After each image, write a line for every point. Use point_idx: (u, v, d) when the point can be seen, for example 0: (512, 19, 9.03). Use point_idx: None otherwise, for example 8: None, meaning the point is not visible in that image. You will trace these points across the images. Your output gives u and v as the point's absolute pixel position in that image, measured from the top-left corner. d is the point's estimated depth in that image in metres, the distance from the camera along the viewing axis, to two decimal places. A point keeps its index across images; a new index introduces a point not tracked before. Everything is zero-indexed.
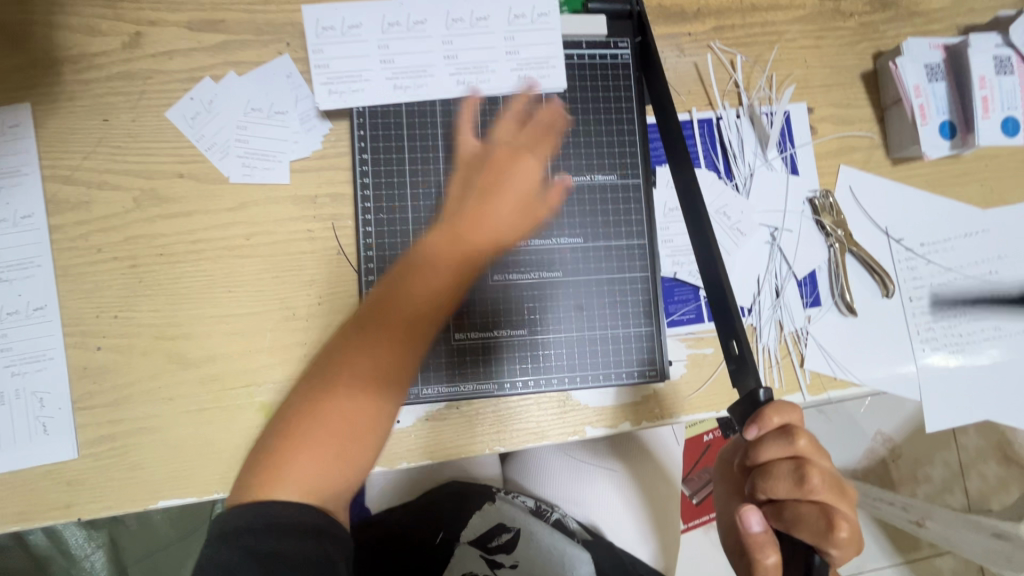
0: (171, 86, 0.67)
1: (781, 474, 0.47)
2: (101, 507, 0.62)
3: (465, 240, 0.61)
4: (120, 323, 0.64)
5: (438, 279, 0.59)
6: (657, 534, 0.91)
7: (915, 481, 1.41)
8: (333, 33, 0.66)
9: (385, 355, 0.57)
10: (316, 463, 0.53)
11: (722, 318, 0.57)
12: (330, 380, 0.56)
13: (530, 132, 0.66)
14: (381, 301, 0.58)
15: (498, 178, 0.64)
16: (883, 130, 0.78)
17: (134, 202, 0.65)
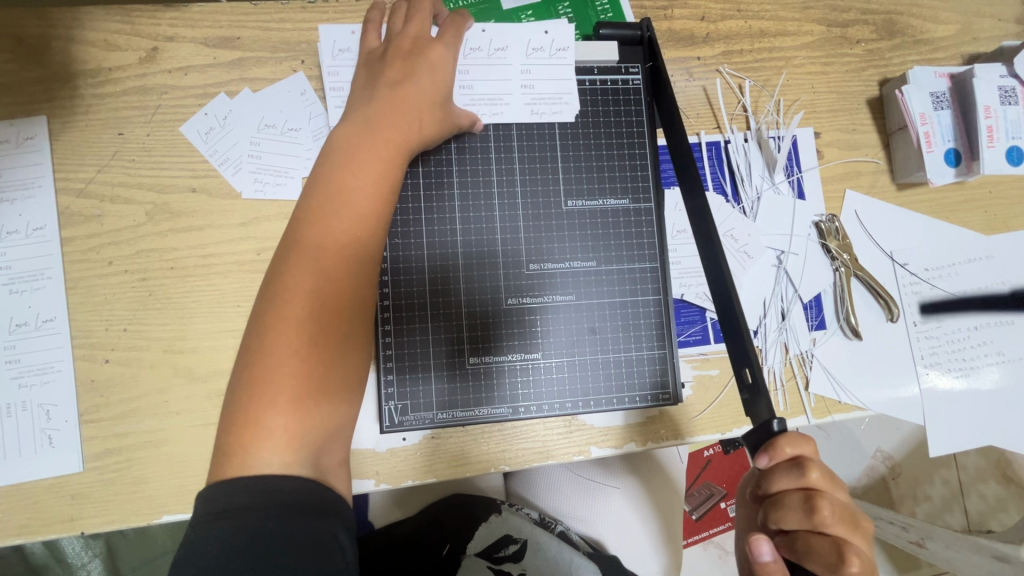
0: (186, 101, 0.68)
1: (791, 505, 0.48)
2: (103, 521, 0.61)
3: (393, 139, 0.60)
4: (129, 336, 0.64)
5: (363, 179, 0.57)
6: (666, 548, 0.87)
7: (915, 499, 1.41)
8: (349, 55, 0.67)
9: (324, 270, 0.54)
10: (295, 405, 0.50)
11: (734, 343, 0.58)
12: (270, 325, 0.52)
13: (426, 44, 0.65)
14: (310, 222, 0.55)
15: (398, 92, 0.61)
16: (888, 156, 0.79)
17: (146, 216, 0.66)
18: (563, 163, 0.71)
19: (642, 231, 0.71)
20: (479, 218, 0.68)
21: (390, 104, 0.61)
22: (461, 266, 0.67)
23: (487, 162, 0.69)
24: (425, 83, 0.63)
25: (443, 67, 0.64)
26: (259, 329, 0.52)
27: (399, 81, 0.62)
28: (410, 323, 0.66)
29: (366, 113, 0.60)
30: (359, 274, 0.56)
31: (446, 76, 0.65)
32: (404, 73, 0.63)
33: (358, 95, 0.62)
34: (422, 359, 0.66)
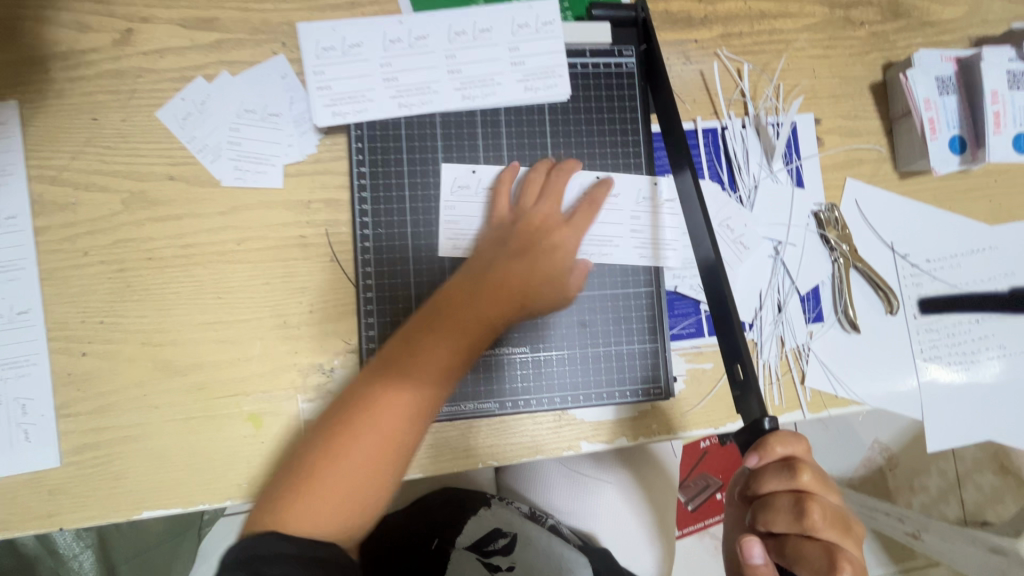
0: (162, 85, 0.65)
1: (780, 508, 0.46)
2: (84, 516, 0.60)
3: (501, 303, 0.59)
4: (106, 328, 0.62)
5: (462, 347, 0.57)
6: (661, 538, 0.87)
7: (911, 490, 1.40)
8: (334, 53, 0.65)
9: (414, 406, 0.55)
10: (353, 487, 0.52)
11: (727, 337, 0.57)
12: (355, 420, 0.54)
13: (559, 225, 0.64)
14: (428, 336, 0.57)
15: (534, 236, 0.63)
16: (890, 144, 0.76)
17: (122, 204, 0.64)
18: (551, 148, 0.68)
19: (635, 221, 0.69)
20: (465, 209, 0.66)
21: (529, 241, 0.63)
22: (459, 266, 0.66)
23: (473, 147, 0.67)
24: (541, 275, 0.61)
25: (564, 252, 0.63)
26: (343, 422, 0.54)
27: (534, 232, 0.63)
28: (395, 317, 0.65)
29: (507, 237, 0.63)
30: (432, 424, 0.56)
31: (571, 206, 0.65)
32: (574, 228, 0.65)
33: (486, 232, 0.65)
34: None
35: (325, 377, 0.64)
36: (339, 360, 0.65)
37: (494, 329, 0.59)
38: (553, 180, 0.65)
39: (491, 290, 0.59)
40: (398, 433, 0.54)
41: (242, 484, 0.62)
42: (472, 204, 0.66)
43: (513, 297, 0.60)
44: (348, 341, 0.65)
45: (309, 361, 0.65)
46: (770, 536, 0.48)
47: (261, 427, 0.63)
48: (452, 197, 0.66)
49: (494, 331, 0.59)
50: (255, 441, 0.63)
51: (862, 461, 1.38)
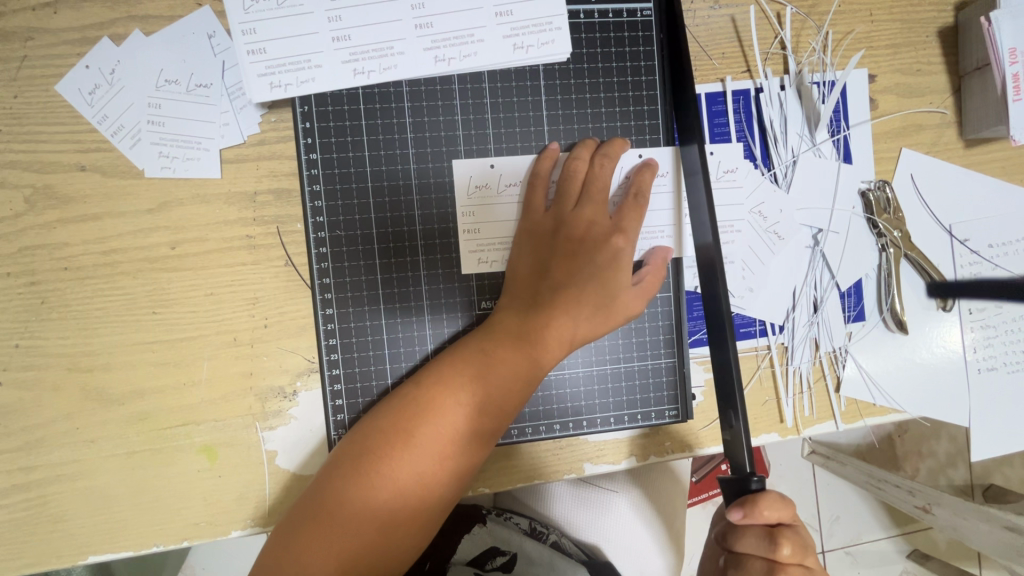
0: (60, 49, 0.52)
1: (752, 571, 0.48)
2: (22, 564, 0.53)
3: (542, 334, 0.51)
4: (24, 352, 0.53)
5: (499, 386, 0.50)
6: (672, 548, 0.80)
7: (919, 456, 1.15)
8: (266, 4, 0.51)
9: (449, 453, 0.49)
10: (373, 539, 0.46)
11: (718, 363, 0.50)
12: (378, 466, 0.47)
13: (610, 231, 0.53)
14: (463, 372, 0.50)
15: (581, 247, 0.53)
16: (957, 106, 0.63)
17: (26, 203, 0.52)
18: (548, 124, 0.56)
19: (650, 215, 0.57)
20: (441, 205, 0.56)
21: (573, 253, 0.53)
22: (467, 269, 0.56)
23: (451, 125, 0.55)
24: (589, 292, 0.52)
25: (615, 265, 0.53)
26: (365, 464, 0.47)
27: (580, 243, 0.53)
28: (362, 335, 0.56)
29: (546, 252, 0.53)
30: (467, 468, 0.50)
31: (627, 216, 0.54)
32: (628, 233, 0.54)
33: (521, 239, 0.55)
34: (378, 376, 0.56)
35: (288, 402, 0.55)
36: (303, 382, 0.55)
37: (540, 368, 0.51)
38: (595, 171, 0.54)
39: (534, 320, 0.52)
40: (431, 483, 0.48)
41: (198, 524, 0.54)
42: (492, 206, 0.56)
43: (559, 328, 0.52)
44: (310, 360, 0.55)
45: (267, 384, 0.55)
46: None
47: (216, 460, 0.55)
48: (470, 201, 0.56)
49: (541, 370, 0.52)
50: (211, 476, 0.55)
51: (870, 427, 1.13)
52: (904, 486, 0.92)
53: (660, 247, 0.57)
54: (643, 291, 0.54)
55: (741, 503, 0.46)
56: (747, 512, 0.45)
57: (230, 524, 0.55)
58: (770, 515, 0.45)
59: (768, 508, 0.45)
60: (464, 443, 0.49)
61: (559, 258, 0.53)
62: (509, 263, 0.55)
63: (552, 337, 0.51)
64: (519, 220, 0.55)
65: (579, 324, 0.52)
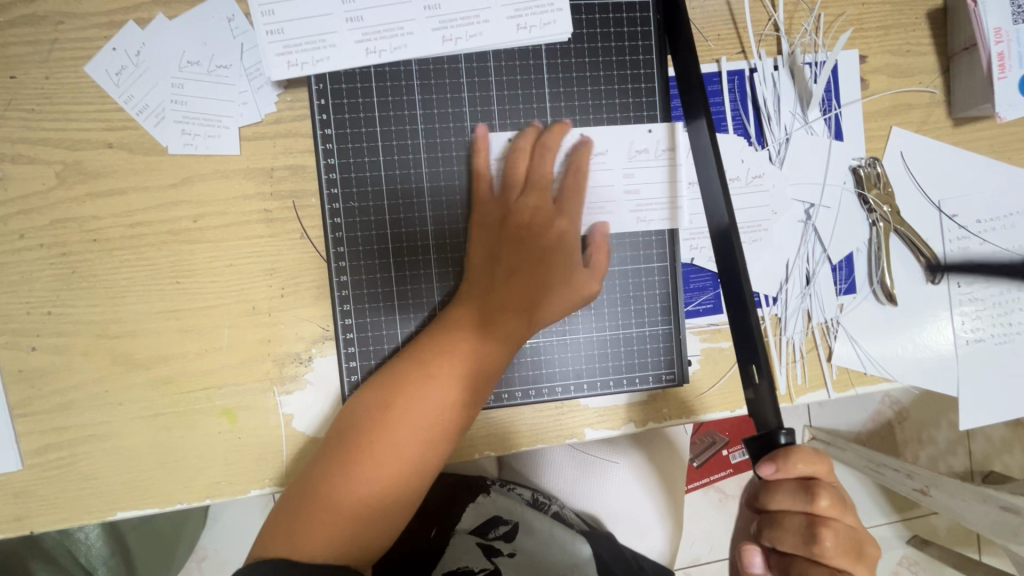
0: (88, 32, 0.55)
1: (791, 527, 0.46)
2: (54, 520, 0.56)
3: (516, 310, 0.55)
4: (56, 320, 0.56)
5: (479, 358, 0.53)
6: (670, 517, 0.83)
7: (918, 442, 1.17)
8: None
9: (425, 428, 0.51)
10: (371, 509, 0.49)
11: (737, 323, 0.51)
12: (369, 440, 0.50)
13: (554, 214, 0.57)
14: (433, 354, 0.53)
15: (528, 231, 0.56)
16: (946, 85, 0.65)
17: (57, 178, 0.55)
18: (550, 101, 0.59)
19: (647, 188, 0.60)
20: (449, 177, 0.58)
21: (524, 238, 0.56)
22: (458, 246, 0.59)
23: (458, 102, 0.58)
24: (555, 271, 0.56)
25: (575, 244, 0.57)
26: (347, 443, 0.50)
27: (545, 225, 0.57)
28: (373, 302, 0.58)
29: (499, 238, 0.56)
30: (454, 436, 0.53)
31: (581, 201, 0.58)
32: (571, 215, 0.58)
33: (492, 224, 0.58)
34: (389, 342, 0.59)
35: (304, 367, 0.58)
36: (318, 348, 0.58)
37: (516, 342, 0.55)
38: (537, 161, 0.57)
39: (498, 302, 0.55)
40: (410, 456, 0.50)
41: (219, 483, 0.58)
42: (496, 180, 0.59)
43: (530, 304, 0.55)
44: (325, 328, 0.58)
45: (284, 350, 0.58)
46: (776, 551, 0.47)
47: (236, 423, 0.58)
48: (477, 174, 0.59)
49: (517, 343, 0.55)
50: (231, 437, 0.58)
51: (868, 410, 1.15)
52: (903, 470, 0.94)
53: (600, 223, 0.59)
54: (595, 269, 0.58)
55: (771, 458, 0.46)
56: (779, 464, 0.46)
57: (249, 483, 0.58)
58: (803, 466, 0.45)
59: (800, 459, 0.45)
60: (449, 412, 0.52)
61: (511, 243, 0.56)
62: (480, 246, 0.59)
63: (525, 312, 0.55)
64: (471, 210, 0.58)
65: (539, 304, 0.55)
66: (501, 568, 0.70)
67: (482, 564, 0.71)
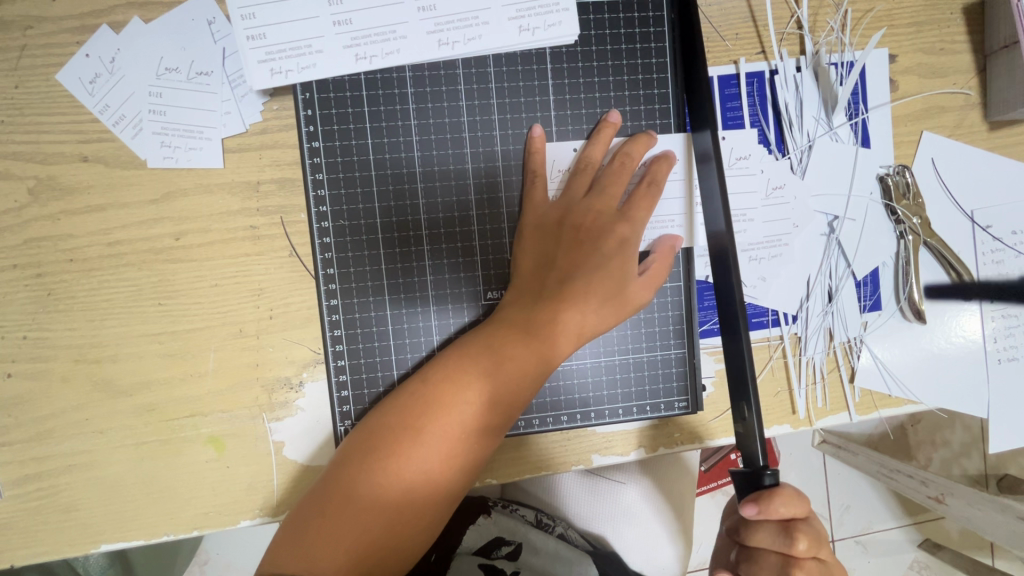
0: (59, 37, 0.51)
1: (766, 566, 0.46)
2: (36, 553, 0.54)
3: (549, 327, 0.50)
4: (33, 344, 0.53)
5: (508, 380, 0.49)
6: (682, 532, 0.80)
7: (932, 445, 1.13)
8: None
9: (454, 449, 0.48)
10: (379, 534, 0.46)
11: (730, 351, 0.49)
12: (384, 462, 0.47)
13: (616, 219, 0.52)
14: (469, 368, 0.49)
15: (586, 236, 0.52)
16: (982, 86, 0.61)
17: (30, 194, 0.52)
18: (555, 109, 0.55)
19: (661, 204, 0.56)
20: (507, 188, 0.55)
21: (573, 243, 0.52)
22: (486, 255, 0.55)
23: (456, 110, 0.54)
24: (598, 283, 0.51)
25: (625, 254, 0.52)
26: (373, 460, 0.47)
27: (587, 232, 0.52)
28: (367, 325, 0.55)
29: (552, 244, 0.52)
30: (473, 463, 0.49)
31: (640, 206, 0.53)
32: (633, 221, 0.53)
33: (528, 230, 0.53)
34: (383, 368, 0.55)
35: (294, 393, 0.55)
36: (309, 373, 0.55)
37: (549, 362, 0.50)
38: (611, 169, 0.53)
39: (541, 313, 0.51)
40: (437, 479, 0.47)
41: (208, 513, 0.55)
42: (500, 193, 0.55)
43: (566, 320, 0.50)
44: (316, 352, 0.55)
45: (273, 375, 0.55)
46: None
47: (224, 451, 0.55)
48: (479, 188, 0.55)
49: (550, 364, 0.51)
50: (219, 466, 0.55)
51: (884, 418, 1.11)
52: (918, 476, 0.90)
53: (669, 235, 0.56)
54: (649, 281, 0.53)
55: (755, 499, 0.45)
56: (760, 506, 0.45)
57: (238, 514, 0.55)
58: (785, 511, 0.45)
59: (783, 504, 0.44)
60: (471, 439, 0.49)
61: (564, 248, 0.52)
62: (515, 255, 0.54)
63: (559, 330, 0.50)
64: (521, 211, 0.55)
65: (585, 320, 0.51)
66: None
67: None
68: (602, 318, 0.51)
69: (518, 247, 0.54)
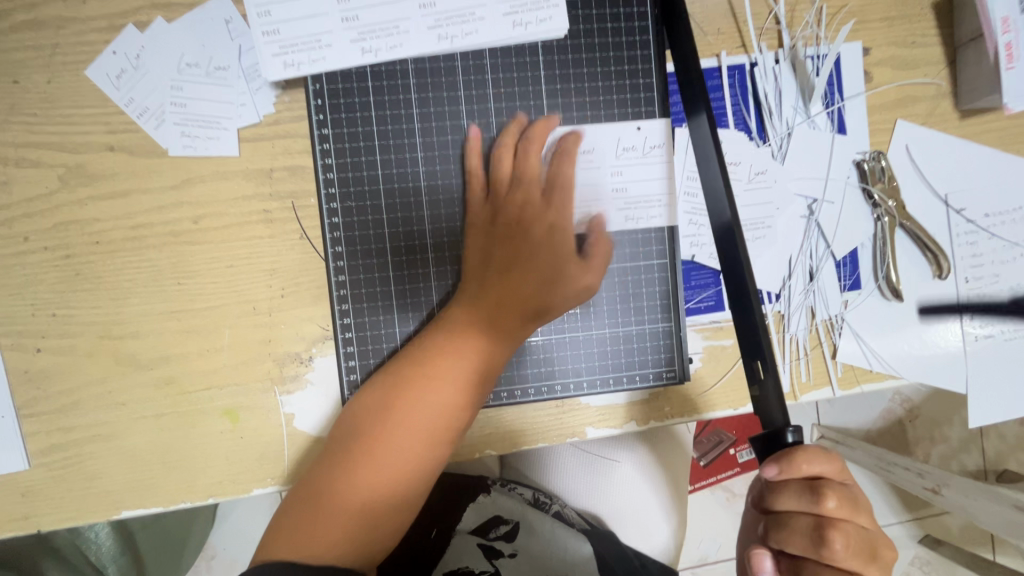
0: (89, 36, 0.55)
1: (798, 529, 0.43)
2: (61, 519, 0.57)
3: (511, 312, 0.54)
4: (60, 321, 0.57)
5: (467, 361, 0.53)
6: (675, 514, 0.83)
7: (931, 442, 1.15)
8: None
9: (425, 426, 0.52)
10: (366, 515, 0.49)
11: (742, 320, 0.50)
12: (364, 449, 0.50)
13: (543, 209, 0.57)
14: (424, 354, 0.54)
15: (522, 228, 0.56)
16: (953, 76, 0.64)
17: (60, 181, 0.56)
18: (547, 99, 0.59)
19: (642, 189, 0.59)
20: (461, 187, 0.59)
21: (517, 235, 0.56)
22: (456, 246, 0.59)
23: (454, 99, 0.58)
24: (546, 271, 0.56)
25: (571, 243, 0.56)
26: (340, 447, 0.51)
27: (531, 227, 0.56)
28: (372, 302, 0.59)
29: (505, 238, 0.56)
30: (447, 438, 0.53)
31: (580, 198, 0.58)
32: (571, 214, 0.57)
33: (482, 227, 0.57)
34: (388, 342, 0.59)
35: (304, 367, 0.58)
36: (318, 348, 0.58)
37: (510, 342, 0.55)
38: (522, 160, 0.57)
39: (496, 300, 0.54)
40: (412, 457, 0.51)
41: (222, 482, 0.58)
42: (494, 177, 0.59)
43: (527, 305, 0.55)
44: (324, 328, 0.58)
45: (284, 350, 0.58)
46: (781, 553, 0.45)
47: (238, 422, 0.58)
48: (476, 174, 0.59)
49: (511, 344, 0.55)
50: (233, 437, 0.58)
51: (882, 409, 1.13)
52: (914, 468, 0.90)
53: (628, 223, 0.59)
54: (594, 265, 0.57)
55: (776, 459, 0.44)
56: (784, 466, 0.43)
57: (251, 482, 0.58)
58: (808, 467, 0.43)
59: (805, 461, 0.43)
60: (441, 418, 0.52)
61: (517, 242, 0.56)
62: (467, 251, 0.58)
63: (523, 315, 0.55)
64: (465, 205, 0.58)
65: (539, 301, 0.55)
66: (501, 568, 0.71)
67: (483, 565, 0.71)
68: (558, 301, 0.56)
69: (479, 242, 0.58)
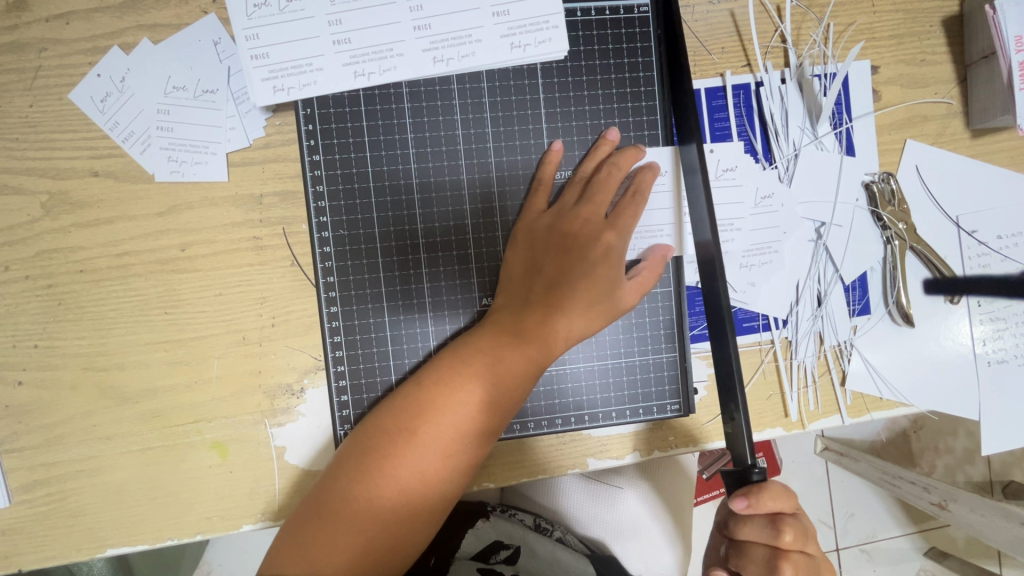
0: (72, 58, 0.54)
1: (755, 558, 0.48)
2: (44, 557, 0.55)
3: (542, 331, 0.52)
4: (43, 352, 0.55)
5: (499, 384, 0.51)
6: (679, 542, 0.80)
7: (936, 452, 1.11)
8: (268, 10, 0.52)
9: (448, 449, 0.49)
10: (377, 535, 0.47)
11: (719, 352, 0.49)
12: (382, 467, 0.48)
13: (602, 228, 0.54)
14: (463, 371, 0.51)
15: (573, 243, 0.53)
16: (963, 95, 0.62)
17: (42, 208, 0.54)
18: (546, 122, 0.57)
19: (649, 215, 0.58)
20: (503, 198, 0.57)
21: (555, 246, 0.54)
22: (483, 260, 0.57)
23: (451, 122, 0.56)
24: (584, 289, 0.53)
25: (611, 260, 0.53)
26: (369, 463, 0.48)
27: (573, 238, 0.53)
28: (366, 333, 0.57)
29: (541, 250, 0.54)
30: (469, 465, 0.50)
31: (626, 213, 0.54)
32: (621, 230, 0.54)
33: (518, 237, 0.55)
34: (382, 374, 0.57)
35: (295, 399, 0.56)
36: (310, 379, 0.57)
37: (539, 365, 0.52)
38: (600, 178, 0.55)
39: (532, 315, 0.52)
40: (433, 480, 0.49)
41: (210, 518, 0.56)
42: (493, 201, 0.57)
43: (558, 323, 0.52)
44: (317, 358, 0.57)
45: (275, 381, 0.56)
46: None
47: (227, 456, 0.56)
48: (473, 198, 0.57)
49: (539, 366, 0.52)
50: (222, 471, 0.56)
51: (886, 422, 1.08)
52: (919, 483, 0.86)
53: (659, 245, 0.57)
54: (636, 288, 0.54)
55: (745, 493, 0.46)
56: (752, 501, 0.46)
57: (241, 518, 0.56)
58: (773, 505, 0.46)
59: (771, 498, 0.46)
60: (467, 441, 0.50)
61: (552, 254, 0.53)
62: (505, 261, 0.56)
63: (551, 334, 0.52)
64: (517, 220, 0.56)
65: (575, 323, 0.52)
66: None
67: None
68: (593, 321, 0.53)
69: (512, 253, 0.55)
